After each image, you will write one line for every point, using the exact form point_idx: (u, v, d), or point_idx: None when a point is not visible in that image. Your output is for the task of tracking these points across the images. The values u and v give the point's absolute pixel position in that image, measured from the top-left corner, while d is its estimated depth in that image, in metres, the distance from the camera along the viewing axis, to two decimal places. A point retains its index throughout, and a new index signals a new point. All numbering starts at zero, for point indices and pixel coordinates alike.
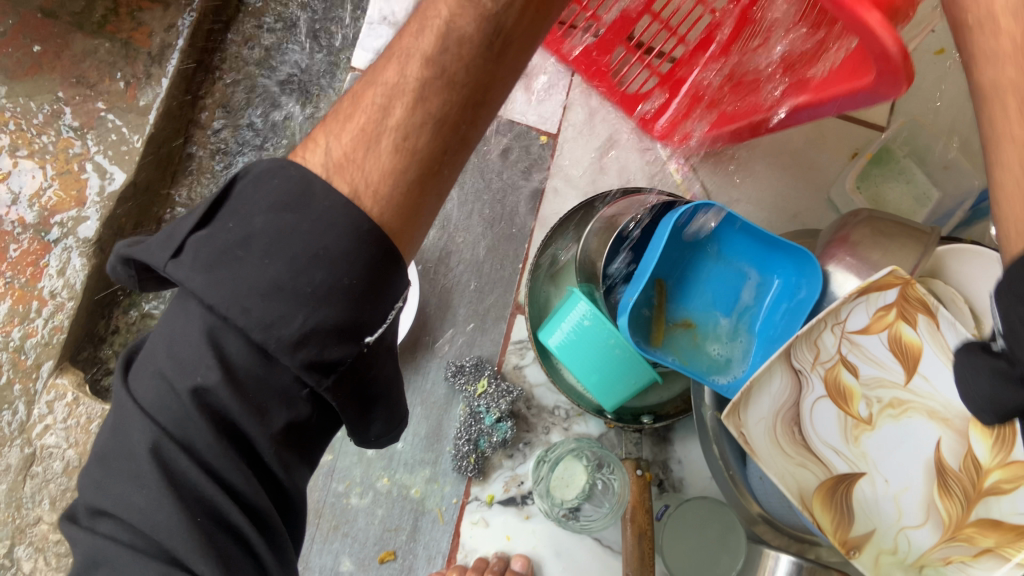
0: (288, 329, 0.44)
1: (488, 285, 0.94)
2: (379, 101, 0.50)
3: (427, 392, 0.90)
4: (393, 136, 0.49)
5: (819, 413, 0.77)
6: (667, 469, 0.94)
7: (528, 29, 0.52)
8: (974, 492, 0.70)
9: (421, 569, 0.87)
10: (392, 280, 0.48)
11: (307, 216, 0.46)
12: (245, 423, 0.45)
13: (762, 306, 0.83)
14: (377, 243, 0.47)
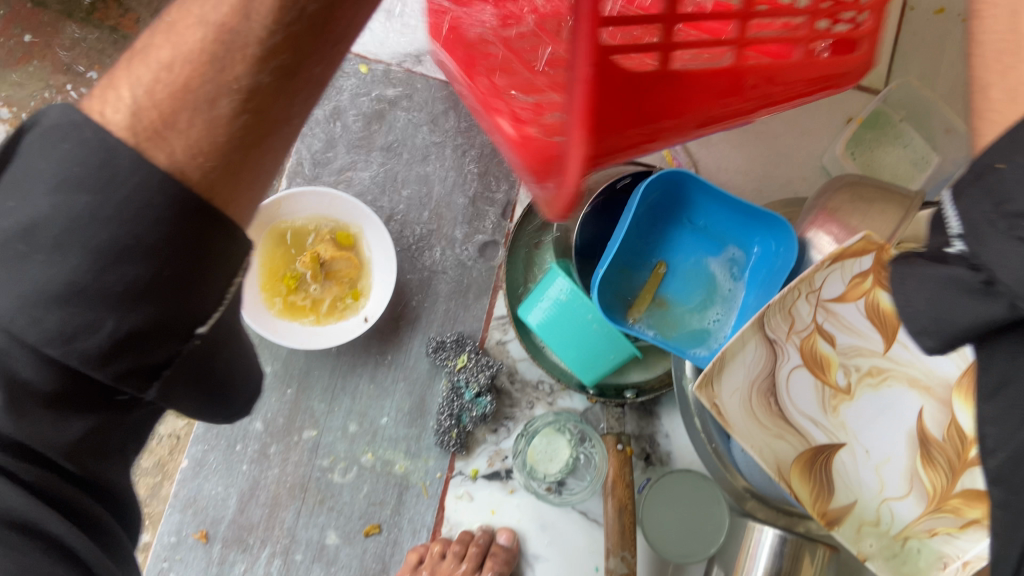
0: (95, 338, 0.37)
1: (471, 261, 0.93)
2: (193, 35, 0.38)
3: (409, 368, 0.91)
4: (213, 91, 0.37)
5: (795, 385, 0.75)
6: (655, 443, 0.93)
7: None
8: (958, 462, 0.71)
9: (406, 542, 0.89)
10: (223, 253, 0.39)
11: (110, 198, 0.36)
12: (44, 446, 0.41)
13: (738, 278, 0.81)
14: (199, 221, 0.38)
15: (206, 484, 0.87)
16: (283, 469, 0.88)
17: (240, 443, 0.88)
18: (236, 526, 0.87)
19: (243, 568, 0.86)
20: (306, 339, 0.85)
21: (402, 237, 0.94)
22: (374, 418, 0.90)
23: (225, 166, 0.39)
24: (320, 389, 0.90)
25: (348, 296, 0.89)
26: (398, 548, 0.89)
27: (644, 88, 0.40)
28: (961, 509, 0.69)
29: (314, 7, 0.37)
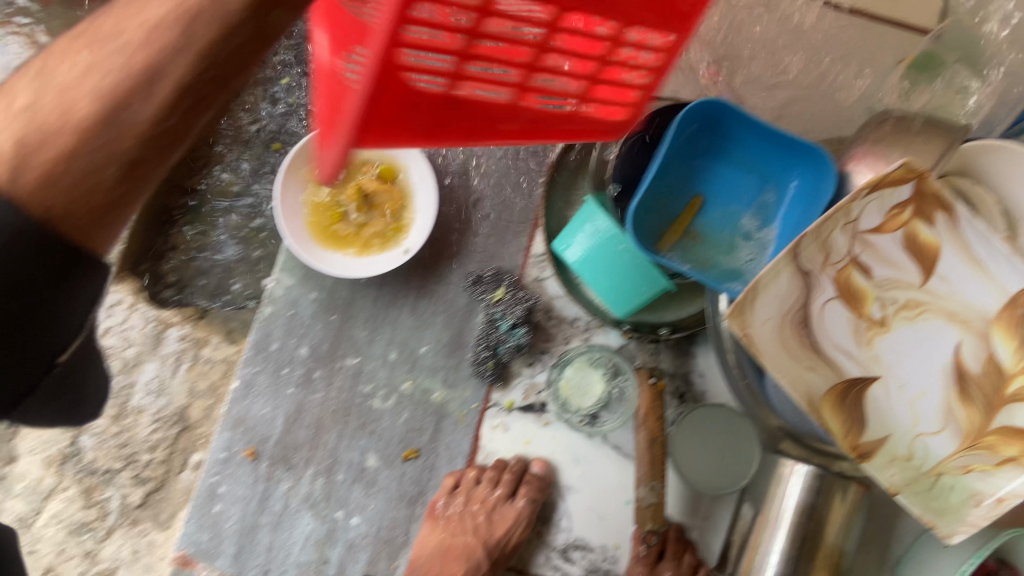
0: None
1: (510, 197, 0.95)
2: (92, 83, 0.46)
3: (449, 301, 0.94)
4: (100, 158, 0.47)
5: (829, 317, 0.73)
6: (690, 381, 0.93)
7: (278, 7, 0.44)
8: (995, 397, 0.68)
9: (442, 468, 0.92)
10: (66, 306, 0.48)
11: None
12: None
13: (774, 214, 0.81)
14: (80, 274, 0.48)
15: (255, 405, 0.92)
16: (327, 393, 0.92)
17: (286, 367, 0.93)
18: (283, 444, 0.91)
19: (288, 486, 0.90)
20: (348, 270, 0.89)
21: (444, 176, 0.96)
22: (414, 347, 0.93)
23: (94, 215, 0.48)
24: (362, 319, 0.93)
25: (390, 229, 0.92)
26: (434, 473, 0.92)
27: (417, 103, 0.45)
28: (997, 446, 0.67)
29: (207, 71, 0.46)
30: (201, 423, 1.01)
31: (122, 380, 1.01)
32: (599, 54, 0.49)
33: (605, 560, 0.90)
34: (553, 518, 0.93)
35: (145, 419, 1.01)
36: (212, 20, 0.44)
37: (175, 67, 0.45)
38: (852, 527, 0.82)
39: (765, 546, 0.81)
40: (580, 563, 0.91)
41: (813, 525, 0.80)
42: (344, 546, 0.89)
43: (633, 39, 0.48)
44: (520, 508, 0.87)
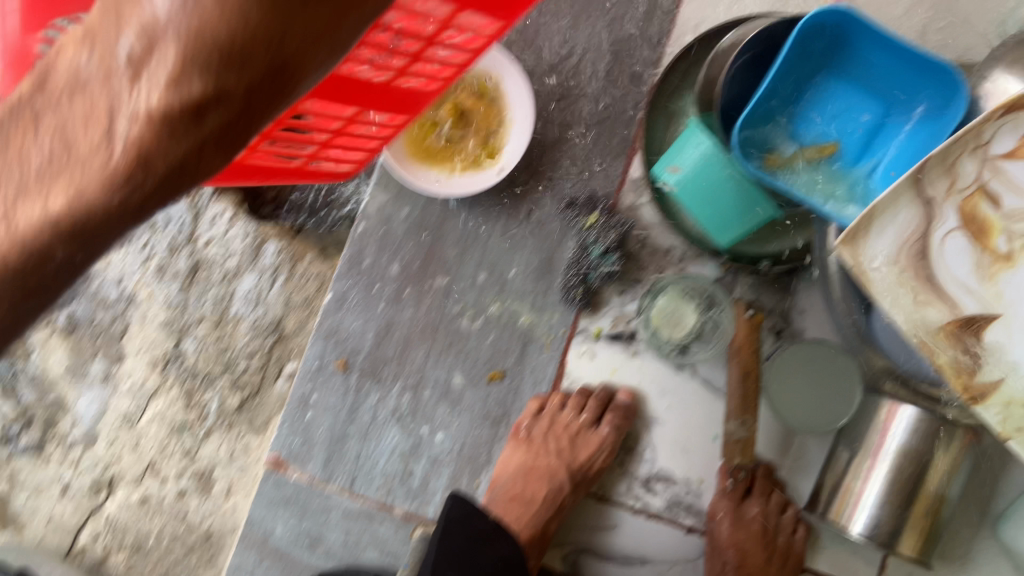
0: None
1: (608, 120, 0.92)
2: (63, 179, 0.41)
3: (541, 225, 0.92)
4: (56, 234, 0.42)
5: (951, 248, 0.68)
6: (789, 318, 0.89)
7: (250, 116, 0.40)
8: None
9: (527, 392, 0.92)
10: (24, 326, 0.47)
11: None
12: None
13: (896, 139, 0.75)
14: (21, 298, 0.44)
15: (347, 318, 0.93)
16: (416, 311, 0.93)
17: (378, 283, 0.94)
18: (372, 358, 0.93)
19: (376, 399, 0.92)
20: (438, 189, 0.88)
21: (541, 96, 0.93)
22: (503, 270, 0.92)
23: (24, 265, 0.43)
24: (453, 239, 0.93)
25: (484, 152, 0.91)
26: (519, 395, 0.92)
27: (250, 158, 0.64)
28: None
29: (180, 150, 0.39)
30: (295, 334, 1.04)
31: (221, 290, 1.05)
32: (336, 127, 0.70)
33: (688, 493, 0.90)
34: (637, 448, 0.92)
35: (242, 327, 1.04)
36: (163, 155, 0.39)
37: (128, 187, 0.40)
38: (958, 474, 0.78)
39: (860, 487, 0.79)
40: (662, 495, 0.90)
41: (913, 469, 0.77)
42: (428, 461, 0.91)
43: (377, 117, 0.73)
44: (604, 436, 0.87)
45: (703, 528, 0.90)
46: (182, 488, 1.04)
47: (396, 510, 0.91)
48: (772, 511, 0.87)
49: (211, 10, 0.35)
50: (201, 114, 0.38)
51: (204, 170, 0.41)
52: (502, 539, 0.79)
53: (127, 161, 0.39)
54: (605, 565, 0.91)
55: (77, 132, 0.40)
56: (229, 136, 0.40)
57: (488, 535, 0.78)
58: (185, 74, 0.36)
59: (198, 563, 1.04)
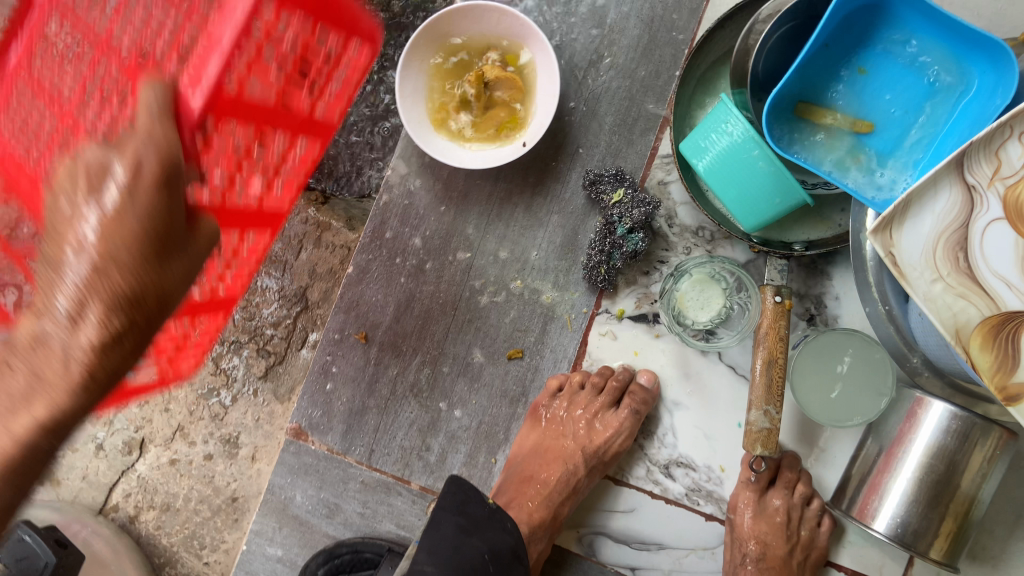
0: None
1: (639, 93, 0.89)
2: (20, 417, 0.46)
3: (566, 202, 0.90)
4: (19, 455, 0.47)
5: (994, 239, 0.64)
6: (822, 304, 0.87)
7: (167, 307, 0.48)
8: None
9: (547, 370, 0.91)
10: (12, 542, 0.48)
11: None
12: None
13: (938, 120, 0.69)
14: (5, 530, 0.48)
15: (368, 290, 0.93)
16: (437, 286, 0.92)
17: (400, 257, 0.93)
18: (392, 331, 0.93)
19: (395, 372, 0.93)
20: (459, 160, 0.87)
21: (571, 66, 0.90)
22: (526, 247, 0.91)
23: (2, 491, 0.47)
24: (475, 215, 0.91)
25: (507, 126, 0.89)
26: (539, 374, 0.91)
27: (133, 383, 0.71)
28: None
29: (110, 372, 0.46)
30: (319, 304, 1.04)
31: None
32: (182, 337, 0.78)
33: (709, 480, 0.89)
34: (657, 432, 0.90)
35: (269, 297, 1.05)
36: (99, 365, 0.45)
37: (76, 402, 0.47)
38: (992, 475, 0.74)
39: (885, 484, 0.76)
40: (681, 480, 0.89)
41: (944, 469, 0.74)
42: (446, 436, 0.91)
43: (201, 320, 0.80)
44: (622, 417, 0.85)
45: (723, 516, 0.89)
46: (210, 452, 1.07)
47: (413, 483, 0.91)
48: (795, 504, 0.83)
49: (120, 275, 0.45)
50: (121, 339, 0.46)
51: (117, 381, 0.48)
52: (495, 526, 0.77)
53: (86, 384, 0.46)
54: (621, 549, 0.90)
55: (40, 367, 0.45)
56: (127, 360, 0.47)
57: (479, 521, 0.77)
58: (109, 315, 0.45)
59: (224, 525, 1.06)
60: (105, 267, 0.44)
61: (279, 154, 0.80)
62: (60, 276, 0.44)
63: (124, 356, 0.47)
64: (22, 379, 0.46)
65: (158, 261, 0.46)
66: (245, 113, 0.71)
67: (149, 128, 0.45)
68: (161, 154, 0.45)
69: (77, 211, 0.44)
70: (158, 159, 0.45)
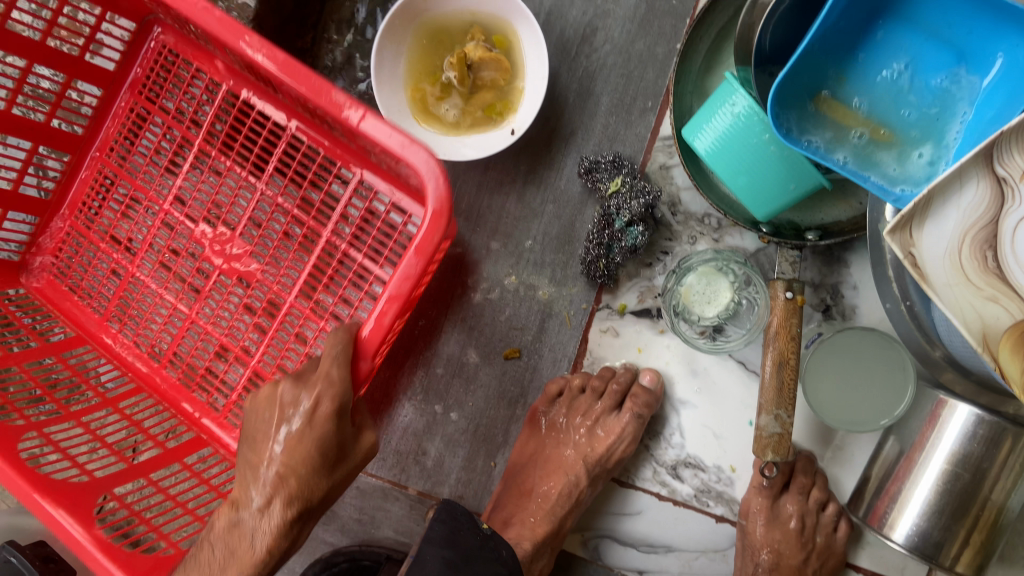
0: None
1: (638, 69, 0.82)
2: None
3: (561, 191, 0.84)
4: None
5: None
6: (839, 294, 0.80)
7: (321, 472, 0.67)
8: None
9: (546, 370, 0.86)
10: None
11: None
12: None
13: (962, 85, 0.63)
14: None
15: None
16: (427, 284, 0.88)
17: None
18: None
19: (387, 375, 0.89)
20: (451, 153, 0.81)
21: (563, 41, 0.83)
22: (520, 240, 0.85)
23: None
24: (465, 207, 0.87)
25: (494, 110, 0.83)
26: (537, 374, 0.87)
27: None
28: None
29: (299, 501, 0.65)
30: None
31: None
32: None
33: (719, 481, 0.84)
34: (663, 432, 0.86)
35: None
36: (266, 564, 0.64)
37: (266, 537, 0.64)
38: (1021, 483, 0.69)
39: (903, 492, 0.71)
40: (689, 481, 0.85)
41: (969, 477, 0.68)
42: (442, 440, 0.88)
43: None
44: (624, 421, 0.81)
45: (734, 518, 0.85)
46: None
47: (411, 488, 0.88)
48: (809, 509, 0.79)
49: (316, 424, 0.66)
50: (333, 469, 0.67)
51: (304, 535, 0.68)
52: (486, 555, 0.75)
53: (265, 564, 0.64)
54: (627, 552, 0.87)
55: (235, 547, 0.65)
56: (311, 517, 0.68)
57: (468, 553, 0.74)
58: (308, 462, 0.66)
59: None
60: (287, 477, 0.65)
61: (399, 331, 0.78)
62: (262, 484, 0.66)
63: (300, 519, 0.66)
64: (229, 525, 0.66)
65: (326, 472, 0.67)
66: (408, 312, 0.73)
67: (327, 371, 0.67)
68: (335, 399, 0.66)
69: (275, 440, 0.67)
70: (334, 401, 0.66)
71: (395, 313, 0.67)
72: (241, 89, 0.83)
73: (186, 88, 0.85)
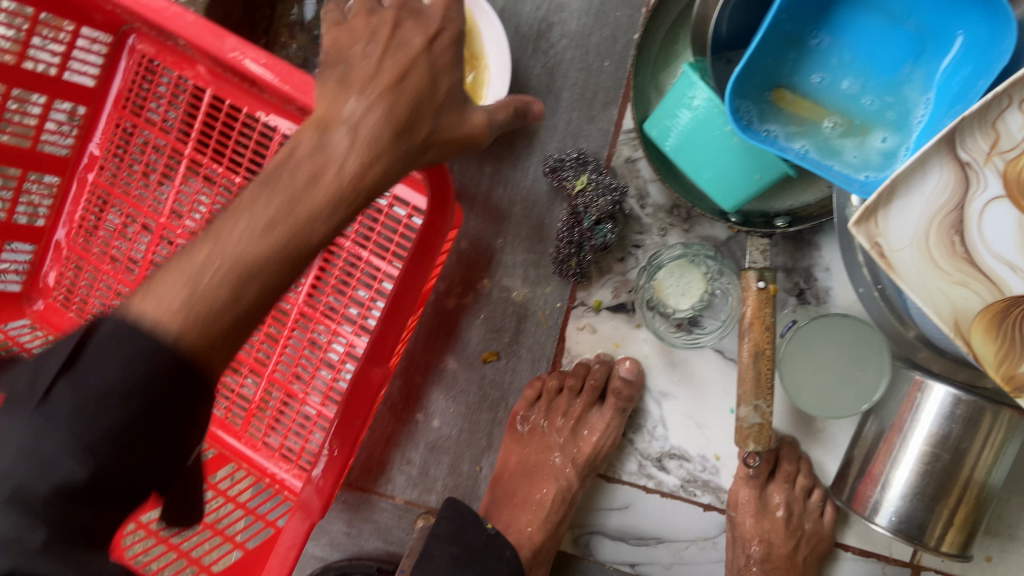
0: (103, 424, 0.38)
1: (598, 63, 0.80)
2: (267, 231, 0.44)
3: (527, 190, 0.83)
4: (219, 325, 0.42)
5: (992, 220, 0.57)
6: (812, 277, 0.80)
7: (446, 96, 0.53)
8: None
9: (525, 372, 0.86)
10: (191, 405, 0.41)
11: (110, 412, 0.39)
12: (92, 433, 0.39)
13: (876, 87, 0.64)
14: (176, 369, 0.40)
15: None
16: None
17: None
18: None
19: None
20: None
21: (518, 37, 0.81)
22: (489, 242, 0.84)
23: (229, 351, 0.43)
24: None
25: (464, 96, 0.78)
26: (516, 376, 0.86)
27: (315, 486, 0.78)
28: None
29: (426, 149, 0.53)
30: None
31: None
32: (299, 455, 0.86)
33: (704, 470, 0.85)
34: (645, 425, 0.86)
35: None
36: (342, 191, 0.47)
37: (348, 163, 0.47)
38: (1001, 458, 0.69)
39: (885, 475, 0.72)
40: (675, 472, 0.85)
41: (949, 458, 0.69)
42: (426, 447, 0.87)
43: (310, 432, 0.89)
44: (607, 417, 0.82)
45: (722, 505, 0.85)
46: None
47: (398, 498, 0.88)
48: (797, 497, 0.81)
49: (408, 62, 0.51)
50: (437, 123, 0.53)
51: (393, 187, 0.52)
52: (491, 555, 0.78)
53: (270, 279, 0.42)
54: (619, 545, 0.87)
55: (313, 168, 0.47)
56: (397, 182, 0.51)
57: (476, 550, 0.77)
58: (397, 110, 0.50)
59: None
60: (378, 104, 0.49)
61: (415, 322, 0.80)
62: (357, 89, 0.50)
63: (401, 162, 0.51)
64: (302, 175, 0.46)
65: (434, 110, 0.52)
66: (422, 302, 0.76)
67: None
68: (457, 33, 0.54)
69: (387, 60, 0.51)
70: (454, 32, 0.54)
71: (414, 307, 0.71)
72: (224, 93, 0.84)
73: (171, 98, 0.87)
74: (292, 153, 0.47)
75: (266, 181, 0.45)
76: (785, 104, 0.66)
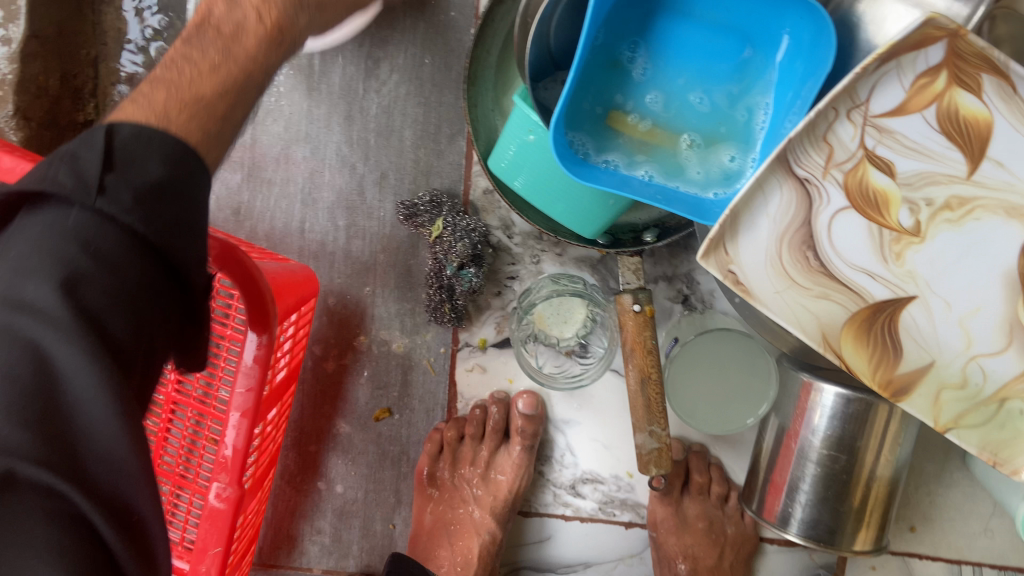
0: (91, 276, 0.37)
1: (434, 96, 0.75)
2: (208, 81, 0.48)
3: (388, 238, 0.78)
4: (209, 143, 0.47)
5: (839, 232, 0.54)
6: (694, 282, 0.77)
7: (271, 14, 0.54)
8: None
9: (421, 424, 0.81)
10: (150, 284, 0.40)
11: (119, 277, 0.38)
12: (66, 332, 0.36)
13: (679, 100, 0.60)
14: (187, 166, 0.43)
15: None
16: None
17: None
18: None
19: None
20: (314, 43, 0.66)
21: (347, 79, 0.75)
22: (359, 297, 0.79)
23: (177, 219, 0.41)
24: None
25: None
26: (413, 430, 0.81)
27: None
28: None
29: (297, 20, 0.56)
30: None
31: None
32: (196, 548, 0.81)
33: (619, 489, 0.82)
34: (553, 455, 0.83)
35: None
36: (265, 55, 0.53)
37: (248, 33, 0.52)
38: (898, 446, 0.69)
39: (789, 482, 0.70)
40: (591, 496, 0.83)
41: (845, 457, 0.68)
42: (334, 514, 0.83)
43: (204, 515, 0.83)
44: (515, 457, 0.78)
45: (643, 520, 0.83)
46: None
47: (316, 569, 0.84)
48: (714, 506, 0.79)
49: None
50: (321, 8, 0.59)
51: (242, 57, 0.51)
52: None
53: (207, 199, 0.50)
54: None
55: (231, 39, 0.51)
56: (291, 45, 0.56)
57: None
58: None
59: None
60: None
61: (280, 412, 0.72)
62: None
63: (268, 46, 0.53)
64: (225, 29, 0.51)
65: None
66: (273, 401, 0.68)
67: None
68: None
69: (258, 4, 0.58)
70: None
71: (249, 429, 0.64)
72: None
73: None
74: (211, 13, 0.52)
75: (192, 38, 0.51)
76: (615, 124, 0.60)
